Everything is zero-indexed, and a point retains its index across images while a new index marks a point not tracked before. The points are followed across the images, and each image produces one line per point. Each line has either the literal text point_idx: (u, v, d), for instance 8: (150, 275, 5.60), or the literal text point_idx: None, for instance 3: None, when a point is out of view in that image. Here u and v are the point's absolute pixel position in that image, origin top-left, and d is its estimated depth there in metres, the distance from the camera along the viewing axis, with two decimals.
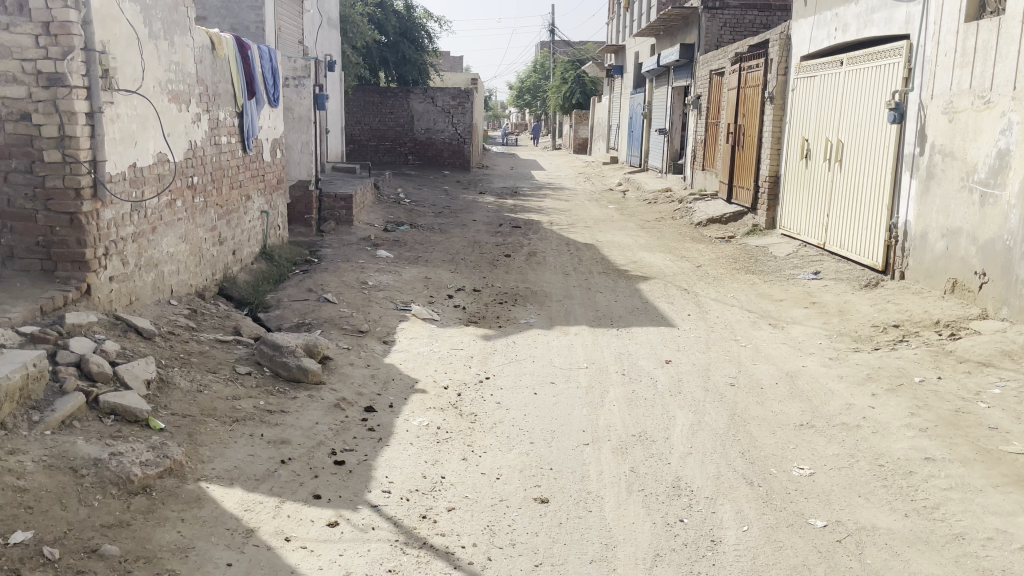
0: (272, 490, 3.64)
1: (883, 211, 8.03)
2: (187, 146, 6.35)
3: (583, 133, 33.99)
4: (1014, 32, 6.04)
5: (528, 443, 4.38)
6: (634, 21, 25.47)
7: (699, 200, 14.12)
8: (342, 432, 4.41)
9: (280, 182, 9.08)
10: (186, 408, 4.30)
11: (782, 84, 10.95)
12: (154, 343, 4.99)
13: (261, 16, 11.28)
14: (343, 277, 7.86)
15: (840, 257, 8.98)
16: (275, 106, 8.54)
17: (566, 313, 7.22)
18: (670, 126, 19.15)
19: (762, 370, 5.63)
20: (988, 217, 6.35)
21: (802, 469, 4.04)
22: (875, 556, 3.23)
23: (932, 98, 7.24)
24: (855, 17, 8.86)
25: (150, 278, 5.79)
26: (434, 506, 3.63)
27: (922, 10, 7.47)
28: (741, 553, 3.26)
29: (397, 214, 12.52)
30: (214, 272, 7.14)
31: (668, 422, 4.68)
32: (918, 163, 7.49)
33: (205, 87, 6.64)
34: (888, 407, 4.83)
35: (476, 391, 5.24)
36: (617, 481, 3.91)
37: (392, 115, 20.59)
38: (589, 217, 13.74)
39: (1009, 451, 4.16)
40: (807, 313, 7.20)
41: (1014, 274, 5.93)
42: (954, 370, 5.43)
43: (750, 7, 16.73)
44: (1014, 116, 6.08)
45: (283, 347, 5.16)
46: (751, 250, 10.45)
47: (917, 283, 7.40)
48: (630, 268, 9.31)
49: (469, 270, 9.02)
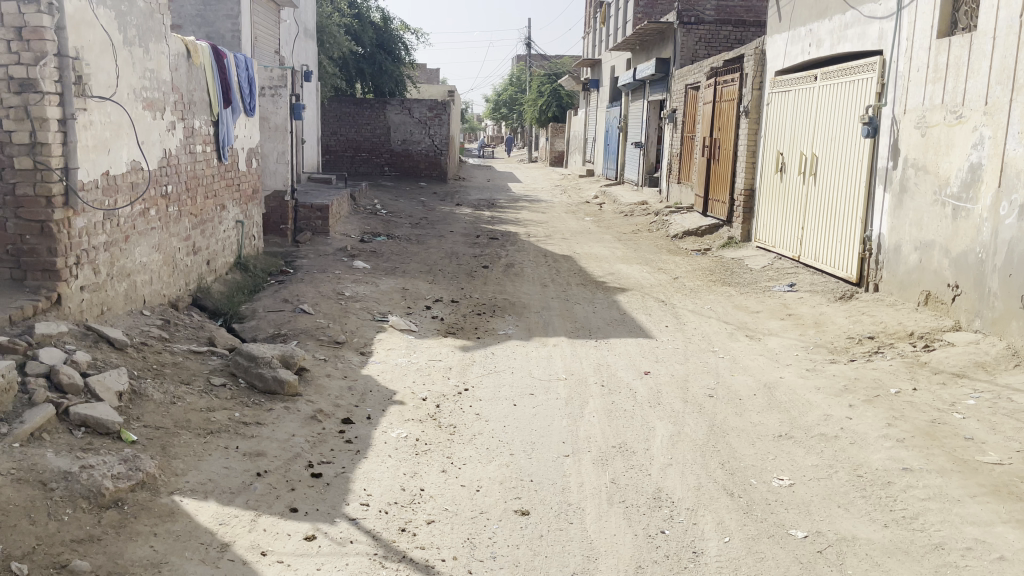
0: (248, 504, 3.57)
1: (857, 225, 8.15)
2: (161, 154, 6.27)
3: (559, 146, 34.29)
4: (986, 49, 6.14)
5: (508, 455, 4.34)
6: (610, 36, 25.70)
7: (676, 213, 14.24)
8: (319, 444, 4.35)
9: (256, 192, 9.01)
10: (160, 420, 4.22)
11: (757, 99, 11.07)
12: (127, 354, 4.89)
13: (237, 25, 11.17)
14: (319, 288, 7.79)
15: (816, 269, 9.05)
16: (251, 115, 8.48)
17: (544, 325, 7.21)
18: (646, 139, 19.41)
19: (740, 381, 5.66)
20: (961, 230, 6.43)
21: (781, 480, 4.05)
22: (856, 567, 3.23)
23: (905, 113, 7.36)
24: (828, 33, 8.97)
25: (122, 288, 5.68)
26: (414, 519, 3.58)
27: (894, 26, 7.59)
28: (723, 565, 3.24)
29: (374, 225, 12.46)
30: (189, 281, 7.05)
31: (647, 434, 4.67)
32: (891, 177, 7.60)
33: (180, 95, 6.57)
34: (865, 418, 4.86)
35: (454, 402, 5.19)
36: (597, 492, 3.89)
37: (369, 126, 20.51)
38: (566, 229, 13.77)
39: (985, 461, 4.20)
40: (783, 325, 7.25)
41: (987, 286, 6.00)
42: (929, 381, 5.49)
43: (725, 23, 16.87)
44: (985, 131, 6.17)
45: (259, 358, 5.08)
46: (726, 262, 10.50)
47: (891, 295, 7.49)
48: (607, 280, 9.34)
49: (447, 281, 8.97)
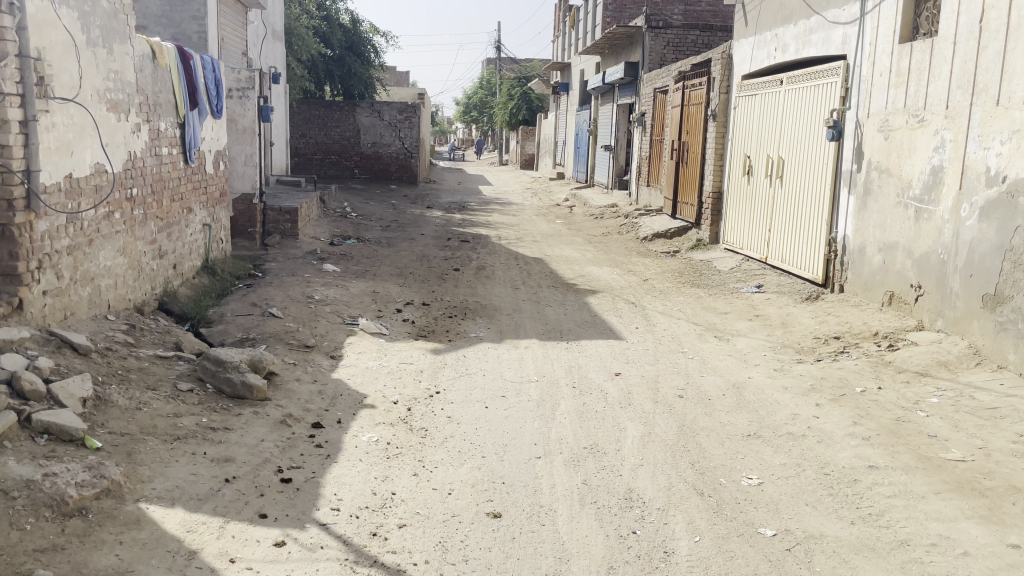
0: (216, 510, 3.52)
1: (822, 226, 8.27)
2: (126, 157, 6.18)
3: (529, 149, 34.34)
4: (947, 54, 6.27)
5: (480, 457, 4.34)
6: (579, 40, 25.85)
7: (645, 215, 14.34)
8: (289, 449, 4.31)
9: (223, 195, 8.90)
10: (125, 426, 4.15)
11: (724, 103, 11.19)
12: (91, 359, 4.81)
13: (203, 26, 11.04)
14: (288, 291, 7.72)
15: (782, 271, 9.17)
16: (218, 117, 8.38)
17: (516, 327, 7.21)
18: (616, 142, 19.52)
19: (709, 381, 5.72)
20: (924, 232, 6.56)
21: (750, 478, 4.10)
22: (824, 564, 3.27)
23: (868, 116, 7.49)
24: (793, 38, 9.10)
25: (86, 292, 5.58)
26: (385, 523, 3.56)
27: (857, 31, 7.72)
28: (694, 564, 3.27)
29: (344, 228, 12.38)
30: (155, 285, 6.94)
31: (619, 434, 4.69)
32: (855, 179, 7.73)
33: (145, 97, 6.48)
34: (831, 416, 4.93)
35: (426, 405, 5.18)
36: (569, 494, 3.90)
37: (338, 128, 20.39)
38: (537, 231, 13.80)
39: (948, 458, 4.29)
40: (751, 326, 7.33)
41: (949, 286, 6.12)
42: (894, 380, 5.59)
43: (693, 28, 17.05)
44: (946, 134, 6.30)
45: (227, 362, 5.02)
46: (696, 264, 10.59)
47: (857, 296, 7.62)
48: (578, 282, 9.38)
49: (418, 284, 8.94)
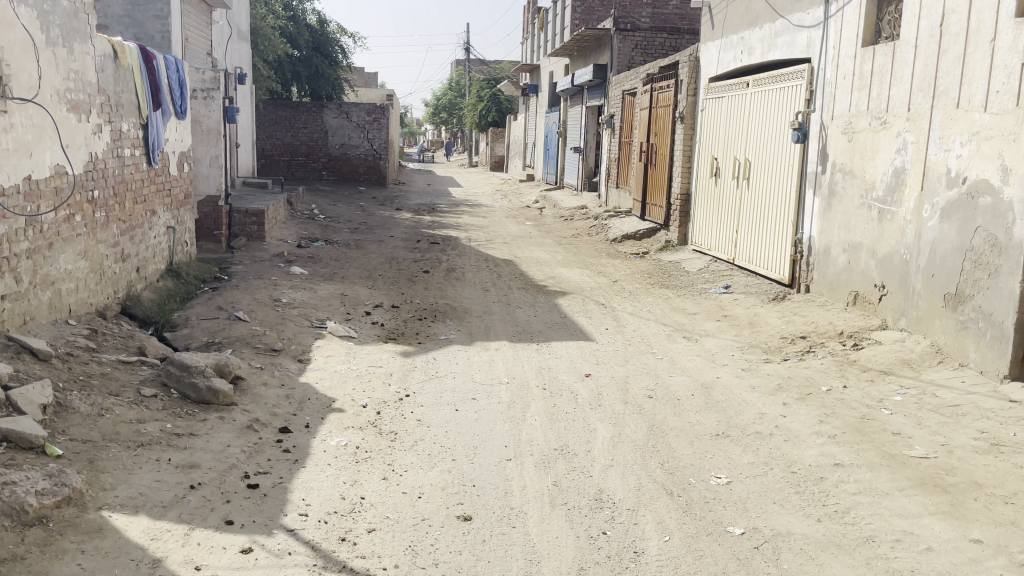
0: (181, 517, 3.46)
1: (788, 227, 8.36)
2: (87, 158, 6.06)
3: (499, 151, 34.34)
4: (908, 57, 6.38)
5: (450, 460, 4.32)
6: (548, 42, 25.92)
7: (615, 216, 14.41)
8: (255, 454, 4.25)
9: (188, 197, 8.77)
10: (87, 433, 4.07)
11: (692, 105, 11.28)
12: (51, 365, 4.71)
13: (167, 26, 10.88)
14: (255, 294, 7.63)
15: (750, 271, 9.26)
16: (183, 118, 8.26)
17: (486, 329, 7.20)
18: (585, 144, 19.59)
19: (678, 381, 5.75)
20: (887, 232, 6.66)
21: (719, 478, 4.12)
22: (791, 561, 3.30)
23: (833, 119, 7.59)
24: (759, 41, 9.21)
25: (46, 296, 5.45)
26: (354, 527, 3.53)
27: (821, 34, 7.83)
28: (663, 564, 3.29)
29: (311, 231, 12.27)
30: (118, 289, 6.81)
31: (589, 435, 4.70)
32: (820, 181, 7.83)
33: (107, 97, 6.36)
34: (798, 415, 4.99)
35: (396, 408, 5.14)
36: (539, 495, 3.90)
37: (305, 130, 20.22)
38: (507, 233, 13.79)
39: (911, 455, 4.36)
40: (719, 326, 7.39)
41: (911, 286, 6.23)
42: (858, 379, 5.67)
43: (660, 31, 17.18)
44: (908, 136, 6.41)
45: (192, 367, 4.94)
46: (664, 265, 10.66)
47: (822, 295, 7.72)
48: (547, 283, 9.38)
49: (386, 286, 8.88)
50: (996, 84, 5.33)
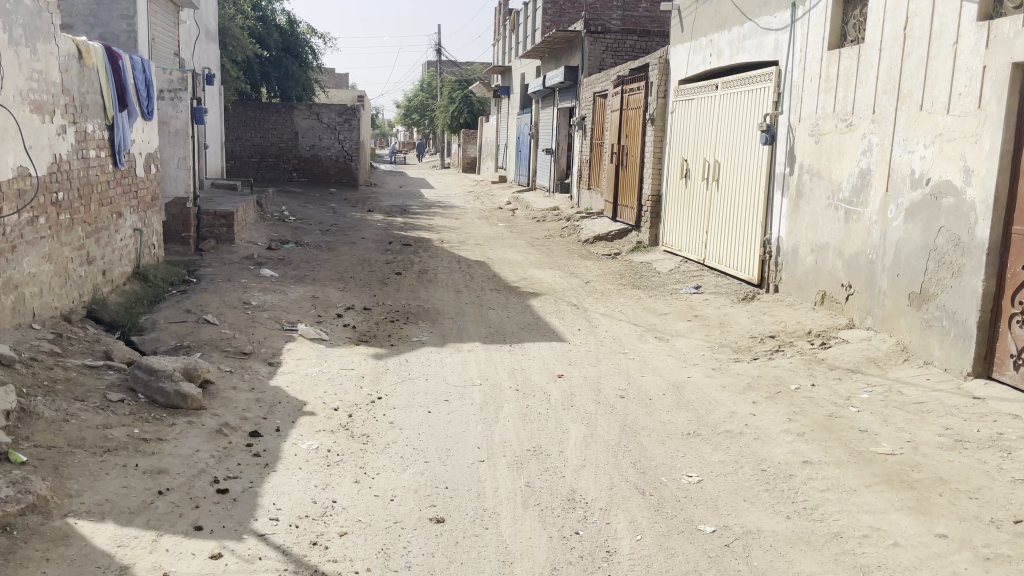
0: (148, 523, 3.41)
1: (757, 228, 8.46)
2: (51, 159, 5.96)
3: (471, 153, 34.31)
4: (873, 60, 6.49)
5: (423, 463, 4.30)
6: (519, 44, 25.97)
7: (587, 218, 14.47)
8: (225, 459, 4.20)
9: (155, 200, 8.65)
10: (52, 439, 4.00)
11: (662, 107, 11.36)
12: (15, 370, 4.62)
13: (133, 26, 10.73)
14: (224, 297, 7.55)
15: (719, 272, 9.35)
16: (149, 118, 8.15)
17: (459, 331, 7.19)
18: (557, 146, 19.64)
19: (649, 381, 5.79)
20: (853, 233, 6.76)
21: (690, 477, 4.16)
22: (761, 558, 3.34)
23: (800, 121, 7.69)
24: (727, 44, 9.30)
25: (9, 300, 5.35)
26: (325, 531, 3.50)
27: (788, 38, 7.93)
28: (635, 562, 3.30)
29: (282, 232, 12.17)
30: (83, 292, 6.70)
31: (562, 436, 4.71)
32: (788, 182, 7.93)
33: (71, 98, 6.26)
34: (767, 413, 5.05)
35: (368, 411, 5.11)
36: (512, 496, 3.90)
37: (275, 131, 20.05)
38: (479, 234, 13.79)
39: (878, 452, 4.43)
40: (690, 326, 7.46)
41: (877, 285, 6.33)
42: (826, 377, 5.75)
43: (630, 33, 17.29)
44: (873, 138, 6.51)
45: (160, 371, 4.87)
46: (636, 266, 10.72)
47: (790, 295, 7.82)
48: (520, 285, 9.39)
49: (358, 288, 8.83)
50: (958, 87, 5.44)
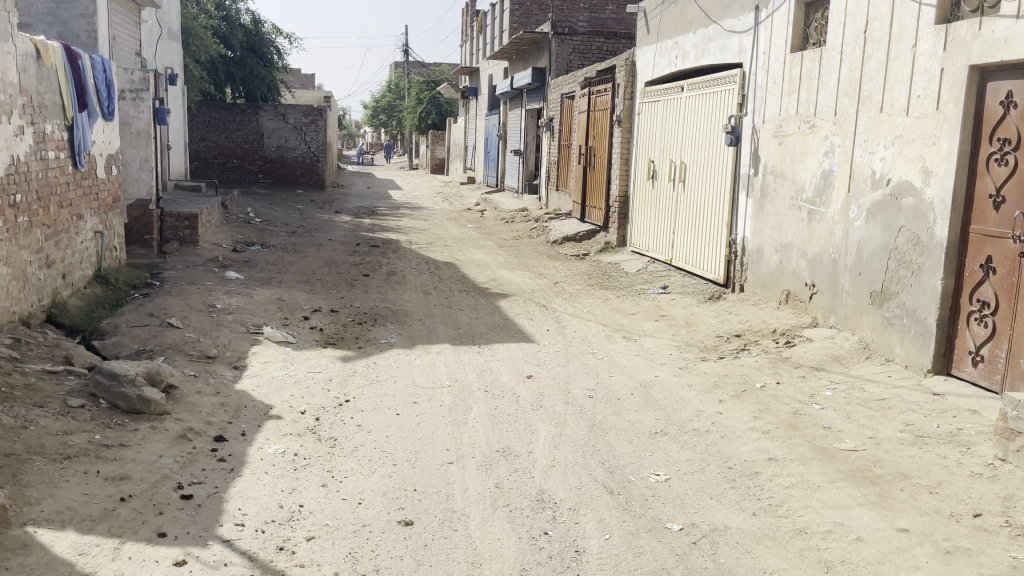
0: (110, 531, 3.35)
1: (723, 228, 8.54)
2: (8, 160, 5.83)
3: (440, 154, 34.21)
4: (835, 63, 6.59)
5: (391, 465, 4.28)
6: (487, 46, 25.98)
7: (555, 219, 14.51)
8: (189, 464, 4.14)
9: (117, 201, 8.50)
10: (9, 446, 3.91)
11: (628, 109, 11.44)
12: None
13: (93, 25, 10.54)
14: (189, 300, 7.44)
15: (686, 272, 9.43)
16: (110, 119, 8.01)
17: (427, 332, 7.16)
18: (525, 147, 19.67)
19: (617, 381, 5.82)
20: (816, 232, 6.86)
21: (658, 475, 4.18)
22: (727, 555, 3.37)
23: (764, 122, 7.79)
24: (692, 46, 9.39)
25: None
26: (292, 536, 3.47)
27: (752, 40, 8.03)
28: (603, 561, 3.32)
29: (247, 234, 12.03)
30: (42, 296, 6.56)
31: (530, 436, 4.72)
32: (752, 183, 8.03)
33: (30, 98, 6.14)
34: (733, 412, 5.10)
35: (335, 414, 5.07)
36: (481, 498, 3.89)
37: (240, 132, 19.82)
38: (448, 236, 13.76)
39: (842, 448, 4.50)
40: (657, 326, 7.51)
41: (840, 285, 6.43)
42: (791, 375, 5.82)
43: (597, 35, 17.37)
44: (835, 139, 6.61)
45: (121, 375, 4.78)
46: (604, 267, 10.77)
47: (756, 294, 7.91)
48: (489, 286, 9.38)
49: (325, 290, 8.76)
50: (916, 89, 5.55)
